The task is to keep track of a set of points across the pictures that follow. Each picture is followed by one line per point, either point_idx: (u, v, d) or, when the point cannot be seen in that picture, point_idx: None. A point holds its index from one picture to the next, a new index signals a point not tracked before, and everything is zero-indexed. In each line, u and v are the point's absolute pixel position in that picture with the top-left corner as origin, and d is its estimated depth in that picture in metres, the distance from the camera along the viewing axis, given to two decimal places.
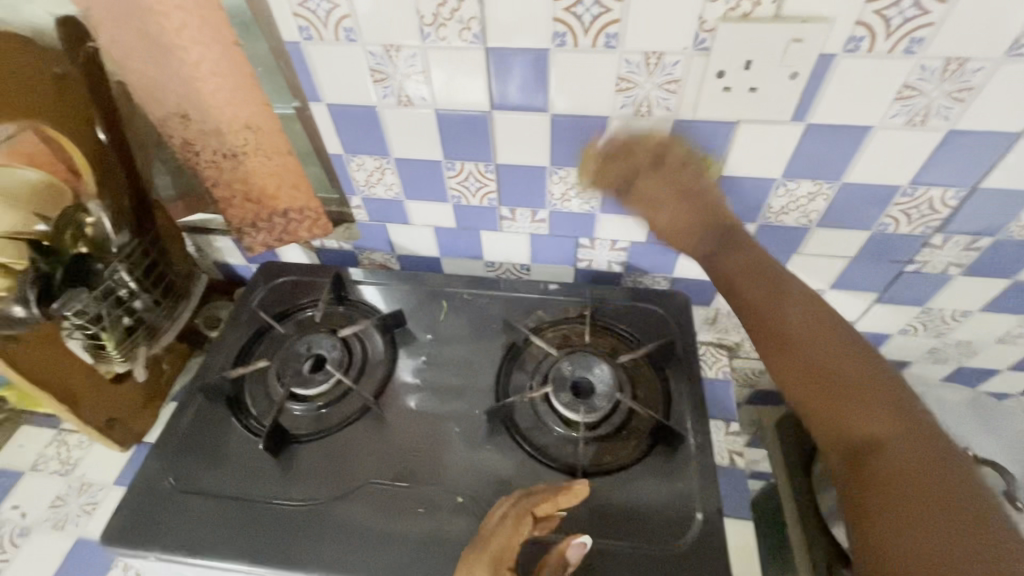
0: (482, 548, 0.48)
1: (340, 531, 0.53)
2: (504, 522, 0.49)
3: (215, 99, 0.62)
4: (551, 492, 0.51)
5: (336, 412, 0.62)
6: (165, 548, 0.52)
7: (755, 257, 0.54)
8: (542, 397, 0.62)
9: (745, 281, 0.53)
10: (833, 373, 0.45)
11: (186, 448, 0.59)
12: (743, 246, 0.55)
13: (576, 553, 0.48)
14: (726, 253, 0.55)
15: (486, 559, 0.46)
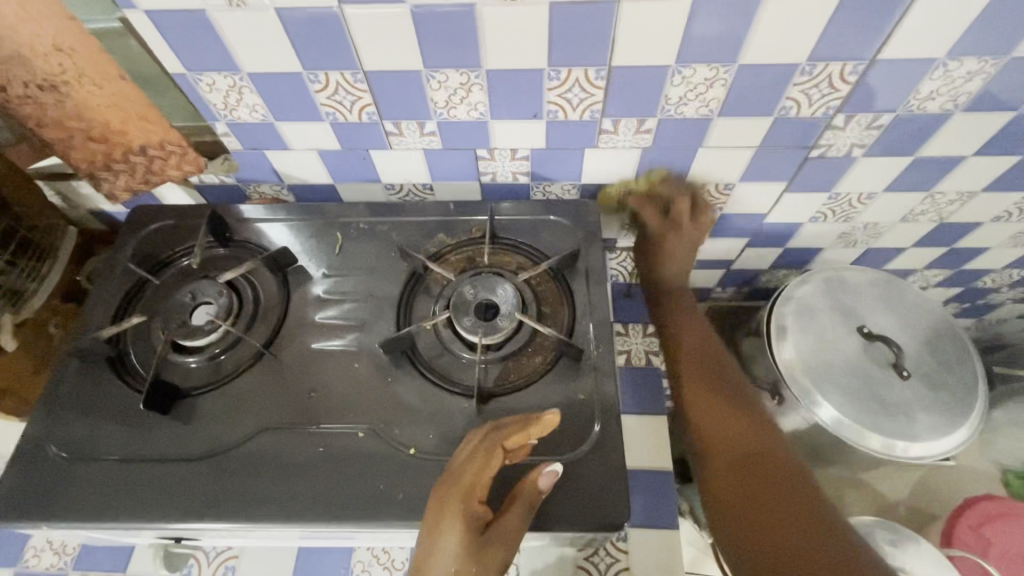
0: (451, 490, 0.47)
1: (245, 472, 0.52)
2: (472, 457, 0.49)
3: (4, 17, 0.53)
4: (521, 424, 0.50)
5: (232, 359, 0.59)
6: (58, 516, 0.50)
7: (707, 395, 0.63)
8: (445, 323, 0.60)
9: (694, 358, 0.66)
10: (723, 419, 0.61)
11: (72, 413, 0.56)
12: (688, 314, 0.70)
13: (547, 482, 0.49)
14: (678, 321, 0.70)
15: (456, 500, 0.47)
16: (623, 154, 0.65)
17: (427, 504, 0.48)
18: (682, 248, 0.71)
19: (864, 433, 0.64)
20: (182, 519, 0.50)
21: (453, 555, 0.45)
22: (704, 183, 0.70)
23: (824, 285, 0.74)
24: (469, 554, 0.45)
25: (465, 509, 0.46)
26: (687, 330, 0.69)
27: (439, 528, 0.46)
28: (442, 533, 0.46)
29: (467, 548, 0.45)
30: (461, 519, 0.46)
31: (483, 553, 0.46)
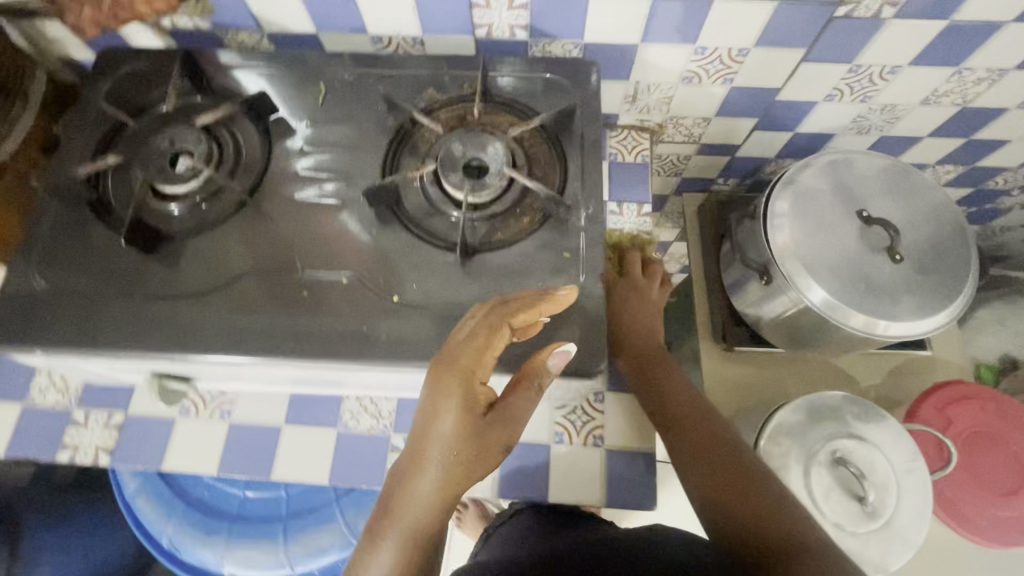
0: (451, 368, 0.47)
1: (232, 310, 0.53)
2: (478, 331, 0.48)
3: None
4: (532, 302, 0.49)
5: (214, 207, 0.58)
6: (53, 342, 0.52)
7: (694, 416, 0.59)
8: (433, 180, 0.58)
9: (713, 462, 0.56)
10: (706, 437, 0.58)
11: (53, 252, 0.56)
12: (686, 398, 0.61)
13: (559, 361, 0.49)
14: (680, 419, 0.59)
15: (458, 377, 0.46)
16: (631, 5, 0.60)
17: (425, 376, 0.47)
18: (630, 322, 0.66)
19: (846, 312, 0.65)
20: (172, 350, 0.52)
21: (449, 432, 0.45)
22: (716, 46, 0.65)
23: (828, 168, 0.72)
24: (467, 433, 0.46)
25: (465, 386, 0.46)
26: (690, 427, 0.59)
27: (437, 404, 0.46)
28: (438, 407, 0.46)
29: (465, 425, 0.46)
30: (460, 396, 0.46)
31: (482, 431, 0.46)
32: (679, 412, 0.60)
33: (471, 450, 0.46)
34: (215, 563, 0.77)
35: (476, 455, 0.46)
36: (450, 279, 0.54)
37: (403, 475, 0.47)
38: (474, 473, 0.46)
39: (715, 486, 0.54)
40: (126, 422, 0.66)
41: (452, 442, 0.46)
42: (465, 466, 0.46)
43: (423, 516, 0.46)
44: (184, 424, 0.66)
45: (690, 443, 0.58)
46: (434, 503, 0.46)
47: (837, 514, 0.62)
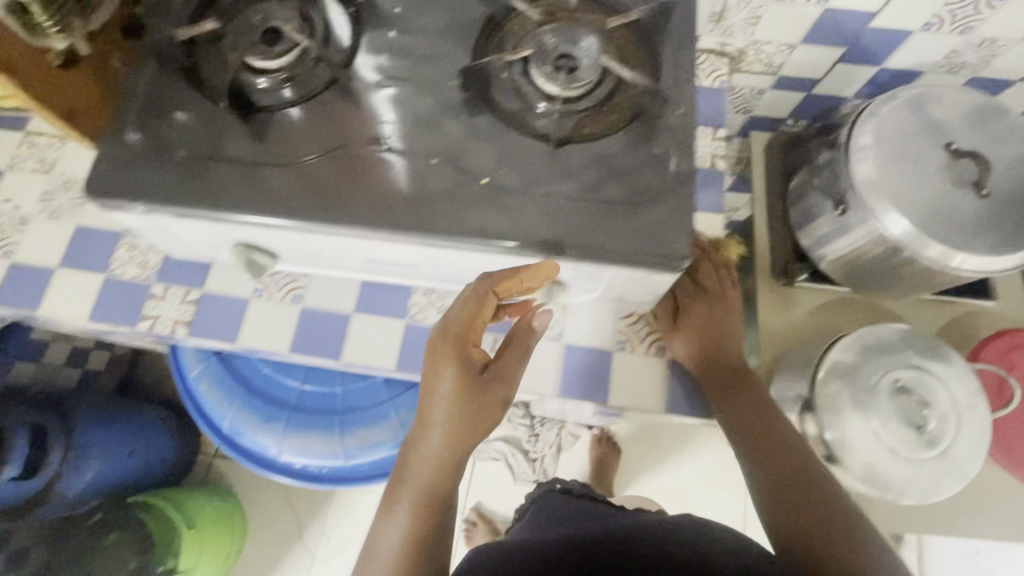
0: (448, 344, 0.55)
1: (323, 182, 0.54)
2: (468, 303, 0.54)
3: None
4: (512, 270, 0.54)
5: (302, 84, 0.58)
6: (154, 198, 0.54)
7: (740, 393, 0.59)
8: (524, 72, 0.57)
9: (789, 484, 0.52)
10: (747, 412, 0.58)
11: (149, 112, 0.57)
12: (756, 402, 0.58)
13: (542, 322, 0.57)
14: (749, 421, 0.57)
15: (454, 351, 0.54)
16: None
17: (426, 348, 0.56)
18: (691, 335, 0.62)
19: (925, 242, 0.64)
20: (266, 214, 0.54)
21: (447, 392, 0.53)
22: None
23: (917, 100, 0.70)
24: (461, 391, 0.53)
25: (456, 351, 0.54)
26: (772, 448, 0.54)
27: (435, 370, 0.54)
28: (438, 372, 0.54)
29: (459, 385, 0.54)
30: (452, 360, 0.53)
31: (476, 389, 0.54)
32: (752, 417, 0.57)
33: (468, 407, 0.53)
34: (273, 449, 0.81)
35: (471, 409, 0.53)
36: (539, 167, 0.55)
37: (414, 437, 0.56)
38: (473, 426, 0.54)
39: (791, 508, 0.50)
40: (203, 299, 0.68)
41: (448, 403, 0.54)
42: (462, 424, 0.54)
43: (432, 477, 0.54)
44: (257, 305, 0.68)
45: (758, 440, 0.55)
46: (442, 462, 0.54)
47: (894, 438, 0.63)
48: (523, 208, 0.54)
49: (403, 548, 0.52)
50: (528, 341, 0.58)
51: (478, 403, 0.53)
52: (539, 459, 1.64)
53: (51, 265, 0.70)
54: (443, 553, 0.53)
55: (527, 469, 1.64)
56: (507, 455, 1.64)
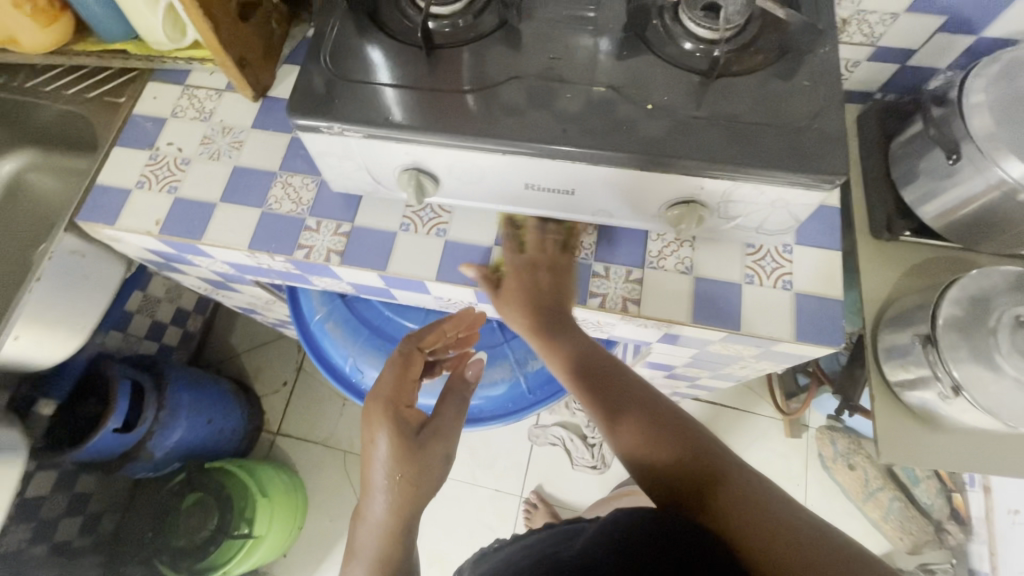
0: (378, 411, 0.60)
1: (499, 106, 0.59)
2: (393, 374, 0.63)
3: None
4: (430, 328, 0.67)
5: (472, 27, 0.64)
6: (349, 119, 0.59)
7: (623, 403, 0.63)
8: (676, 19, 0.63)
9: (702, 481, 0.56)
10: (632, 420, 0.61)
11: (337, 50, 0.63)
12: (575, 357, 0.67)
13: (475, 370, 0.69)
14: (614, 410, 0.63)
15: (383, 415, 0.60)
16: None
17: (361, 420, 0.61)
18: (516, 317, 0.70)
19: None
20: (450, 134, 0.58)
21: (385, 457, 0.58)
22: None
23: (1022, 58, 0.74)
24: (398, 455, 0.58)
25: (389, 416, 0.60)
26: (673, 448, 0.59)
27: (370, 437, 0.59)
28: (374, 437, 0.59)
29: (396, 448, 0.58)
30: (387, 422, 0.59)
31: (414, 447, 0.59)
32: (579, 365, 0.67)
33: (407, 470, 0.58)
34: None
35: (414, 469, 0.58)
36: (696, 97, 0.60)
37: (361, 507, 0.59)
38: (416, 489, 0.58)
39: (713, 512, 0.54)
40: (354, 231, 0.74)
41: (387, 463, 0.58)
42: (406, 480, 0.57)
43: (381, 545, 0.57)
44: (405, 238, 0.73)
45: (611, 402, 0.63)
46: (389, 531, 0.57)
47: (1019, 368, 0.65)
48: (686, 131, 0.57)
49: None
50: (463, 393, 0.66)
51: (419, 463, 0.59)
52: (597, 444, 1.62)
53: (212, 200, 0.77)
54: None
55: (586, 454, 1.62)
56: (564, 440, 1.64)
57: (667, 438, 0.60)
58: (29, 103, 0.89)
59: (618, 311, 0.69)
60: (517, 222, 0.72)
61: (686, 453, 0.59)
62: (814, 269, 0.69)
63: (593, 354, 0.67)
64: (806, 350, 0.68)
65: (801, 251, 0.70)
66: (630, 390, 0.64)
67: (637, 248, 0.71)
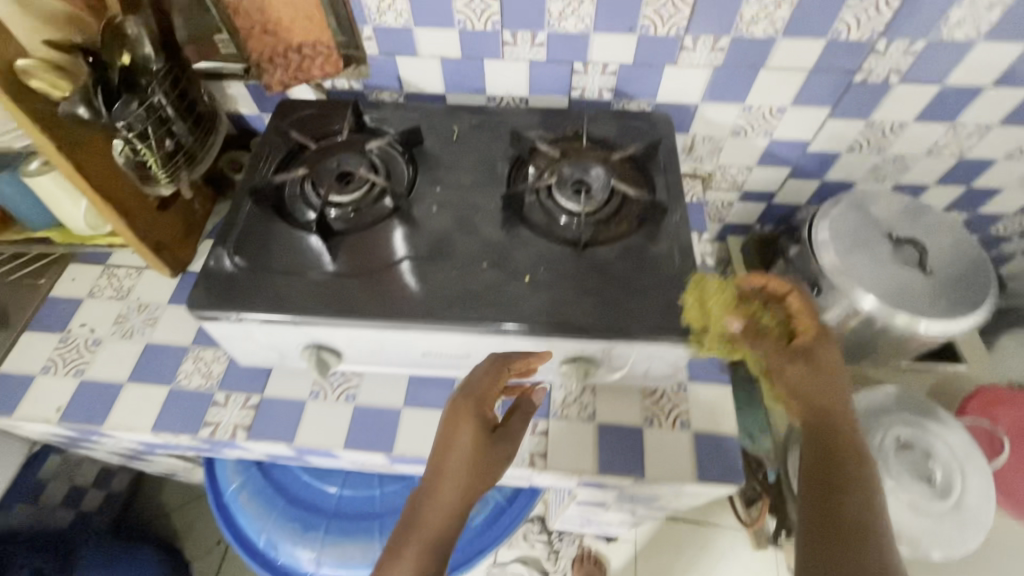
0: (466, 398, 0.57)
1: (392, 288, 0.64)
2: (489, 371, 0.58)
3: None
4: (526, 355, 0.60)
5: (371, 212, 0.71)
6: (247, 308, 0.62)
7: (837, 415, 0.58)
8: (547, 195, 0.72)
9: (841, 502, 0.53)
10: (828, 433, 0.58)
11: (243, 241, 0.68)
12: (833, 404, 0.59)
13: (539, 398, 0.64)
14: (816, 402, 0.60)
15: (470, 408, 0.56)
16: (696, 71, 0.78)
17: (444, 410, 0.57)
18: (787, 353, 0.62)
19: (894, 312, 0.76)
20: (344, 319, 0.62)
21: (467, 449, 0.54)
22: (761, 106, 0.82)
23: (856, 202, 0.86)
24: (478, 450, 0.55)
25: (477, 415, 0.56)
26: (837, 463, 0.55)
27: (455, 427, 0.56)
28: (455, 434, 0.55)
29: (478, 441, 0.55)
30: (473, 422, 0.55)
31: (490, 450, 0.56)
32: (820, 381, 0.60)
33: (483, 470, 0.55)
34: (309, 560, 0.80)
35: (484, 468, 0.55)
36: (569, 267, 0.66)
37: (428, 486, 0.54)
38: (481, 483, 0.55)
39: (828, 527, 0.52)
40: (262, 403, 0.74)
41: (467, 455, 0.54)
42: (476, 474, 0.54)
43: (439, 525, 0.52)
44: (314, 405, 0.74)
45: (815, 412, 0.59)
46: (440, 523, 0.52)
47: (911, 491, 0.69)
48: (564, 300, 0.63)
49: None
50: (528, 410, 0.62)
51: (486, 461, 0.55)
52: None
53: (120, 380, 0.76)
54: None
55: None
56: None
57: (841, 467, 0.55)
58: None
59: (527, 467, 0.70)
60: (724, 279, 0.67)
61: (843, 480, 0.54)
62: (707, 407, 0.73)
63: (829, 368, 0.61)
64: (713, 489, 0.69)
65: (695, 389, 0.74)
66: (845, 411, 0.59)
67: (542, 399, 0.74)
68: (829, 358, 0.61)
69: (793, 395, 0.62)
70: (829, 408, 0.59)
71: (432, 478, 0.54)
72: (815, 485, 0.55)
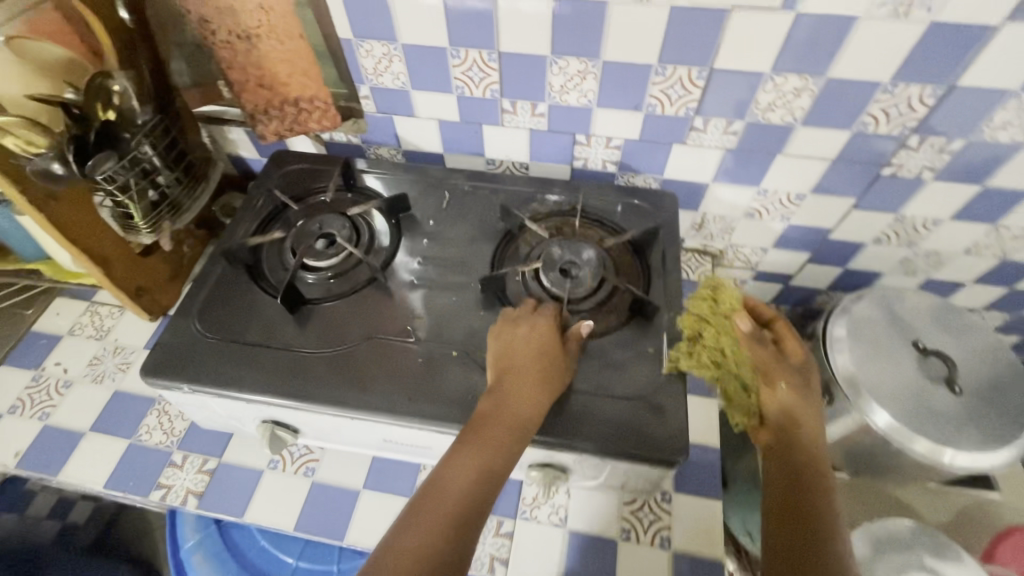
0: (524, 322, 0.61)
1: (353, 370, 0.61)
2: (539, 310, 0.62)
3: (245, 5, 0.68)
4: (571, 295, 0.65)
5: (346, 280, 0.68)
6: (201, 379, 0.60)
7: (815, 459, 0.59)
8: (533, 276, 0.68)
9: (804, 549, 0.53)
10: (803, 475, 0.58)
11: (212, 304, 0.66)
12: (807, 430, 0.60)
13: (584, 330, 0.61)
14: (797, 441, 0.60)
15: (541, 326, 0.60)
16: (706, 152, 0.73)
17: (510, 323, 0.61)
18: (778, 363, 0.61)
19: (912, 435, 0.68)
20: (298, 401, 0.59)
21: (545, 347, 0.59)
22: (777, 191, 0.76)
23: (879, 301, 0.78)
24: (553, 353, 0.59)
25: (553, 324, 0.61)
26: (806, 508, 0.56)
27: (529, 335, 0.59)
28: (532, 337, 0.59)
29: (557, 349, 0.59)
30: (550, 330, 0.60)
31: (562, 353, 0.59)
32: (806, 413, 0.60)
33: (552, 368, 0.58)
34: None
35: (553, 371, 0.58)
36: None
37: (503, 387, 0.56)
38: (552, 388, 0.57)
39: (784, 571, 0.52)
40: (219, 469, 0.71)
41: (543, 358, 0.58)
42: (550, 377, 0.57)
43: (518, 416, 0.54)
44: (270, 477, 0.70)
45: (784, 452, 0.60)
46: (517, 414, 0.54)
47: None
48: None
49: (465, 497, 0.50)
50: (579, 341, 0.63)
51: (559, 364, 0.59)
52: None
53: (83, 428, 0.74)
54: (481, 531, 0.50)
55: None
56: None
57: (811, 514, 0.55)
58: None
59: (484, 573, 0.64)
60: (714, 295, 0.65)
61: (810, 525, 0.55)
62: (692, 524, 0.65)
63: (816, 403, 0.61)
64: None
65: (679, 501, 0.67)
66: (821, 456, 0.59)
67: (510, 495, 0.68)
68: (813, 404, 0.61)
69: (776, 417, 0.61)
70: (796, 417, 0.60)
71: (507, 380, 0.56)
72: (781, 509, 0.57)
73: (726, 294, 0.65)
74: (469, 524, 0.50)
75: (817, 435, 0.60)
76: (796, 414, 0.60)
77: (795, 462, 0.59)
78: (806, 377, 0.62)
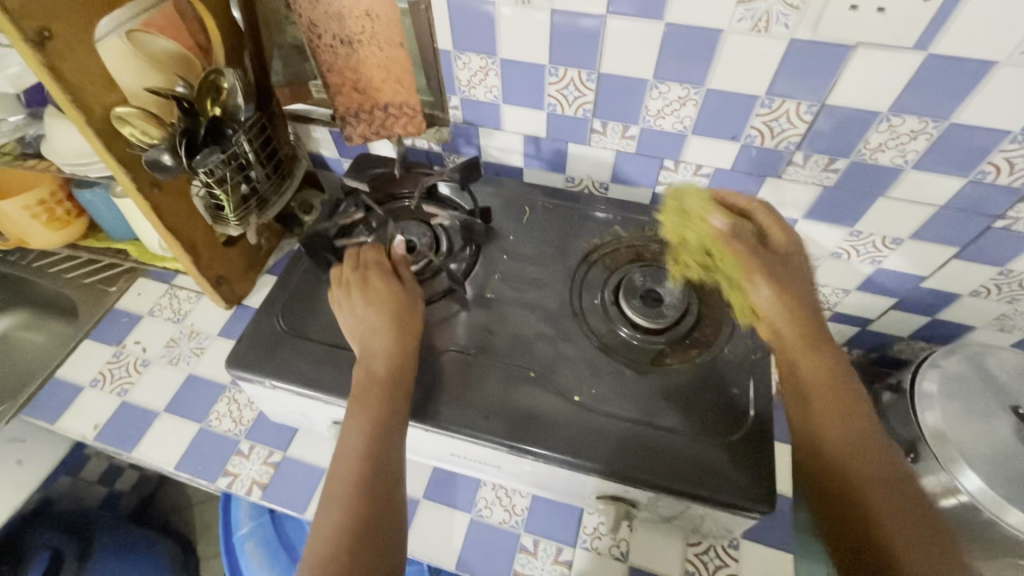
0: (372, 276, 0.64)
1: (429, 382, 0.61)
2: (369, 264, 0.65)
3: (352, 12, 0.70)
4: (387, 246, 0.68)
5: (423, 289, 0.68)
6: (281, 376, 0.61)
7: (866, 460, 0.51)
8: (612, 302, 0.67)
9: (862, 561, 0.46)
10: (852, 480, 0.50)
11: (294, 303, 0.67)
12: (850, 430, 0.52)
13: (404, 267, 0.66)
14: (841, 440, 0.52)
15: (376, 278, 0.63)
16: (802, 187, 0.70)
17: (346, 285, 0.63)
18: (765, 267, 0.60)
19: (1007, 507, 0.63)
20: None
21: (372, 297, 0.61)
22: (872, 233, 0.72)
23: (973, 358, 0.73)
24: (390, 300, 0.61)
25: (375, 274, 0.63)
26: (855, 516, 0.48)
27: (363, 291, 0.62)
28: (368, 291, 0.62)
29: (393, 295, 0.62)
30: (374, 280, 0.63)
31: (394, 295, 0.62)
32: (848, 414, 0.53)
33: (396, 312, 0.61)
34: None
35: (399, 317, 0.60)
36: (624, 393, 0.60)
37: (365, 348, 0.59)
38: (403, 330, 0.60)
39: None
40: (283, 462, 0.72)
41: (379, 308, 0.60)
42: (391, 321, 0.60)
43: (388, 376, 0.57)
44: None
45: (823, 459, 0.52)
46: (385, 377, 0.57)
47: None
48: (595, 427, 0.57)
49: (361, 466, 0.52)
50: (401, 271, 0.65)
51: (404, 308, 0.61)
52: None
53: (157, 408, 0.77)
54: (398, 500, 0.53)
55: None
56: None
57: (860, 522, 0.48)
58: (30, 281, 0.95)
59: None
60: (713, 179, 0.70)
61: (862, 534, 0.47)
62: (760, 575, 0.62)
63: (851, 400, 0.54)
64: None
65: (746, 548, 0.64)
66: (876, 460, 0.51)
67: (570, 524, 0.67)
68: (849, 404, 0.54)
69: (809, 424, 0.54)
70: (834, 413, 0.53)
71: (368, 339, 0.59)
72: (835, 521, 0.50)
73: (693, 197, 0.69)
74: (384, 495, 0.52)
75: (864, 426, 0.53)
76: (832, 414, 0.53)
77: (838, 465, 0.51)
78: (835, 372, 0.56)
